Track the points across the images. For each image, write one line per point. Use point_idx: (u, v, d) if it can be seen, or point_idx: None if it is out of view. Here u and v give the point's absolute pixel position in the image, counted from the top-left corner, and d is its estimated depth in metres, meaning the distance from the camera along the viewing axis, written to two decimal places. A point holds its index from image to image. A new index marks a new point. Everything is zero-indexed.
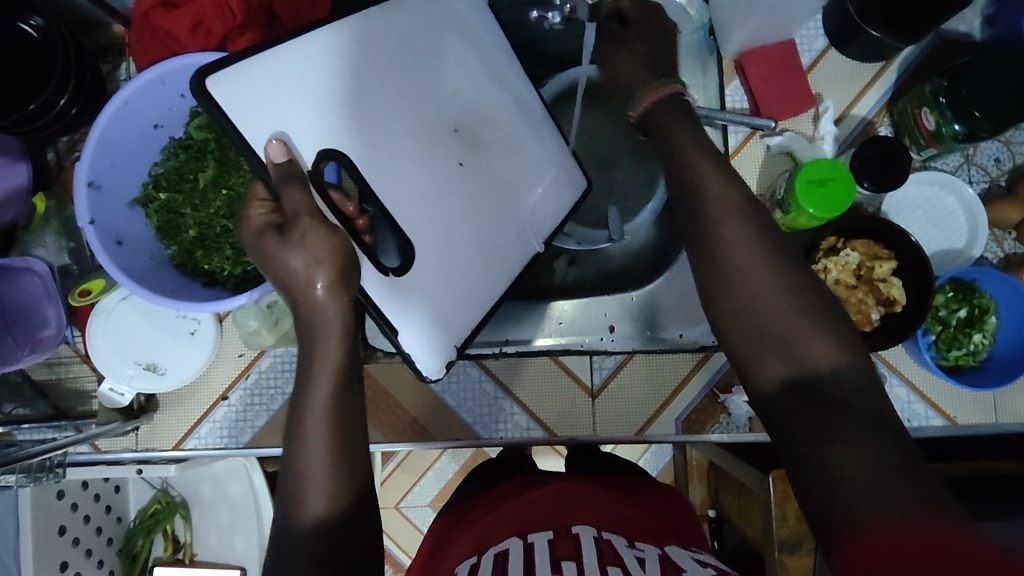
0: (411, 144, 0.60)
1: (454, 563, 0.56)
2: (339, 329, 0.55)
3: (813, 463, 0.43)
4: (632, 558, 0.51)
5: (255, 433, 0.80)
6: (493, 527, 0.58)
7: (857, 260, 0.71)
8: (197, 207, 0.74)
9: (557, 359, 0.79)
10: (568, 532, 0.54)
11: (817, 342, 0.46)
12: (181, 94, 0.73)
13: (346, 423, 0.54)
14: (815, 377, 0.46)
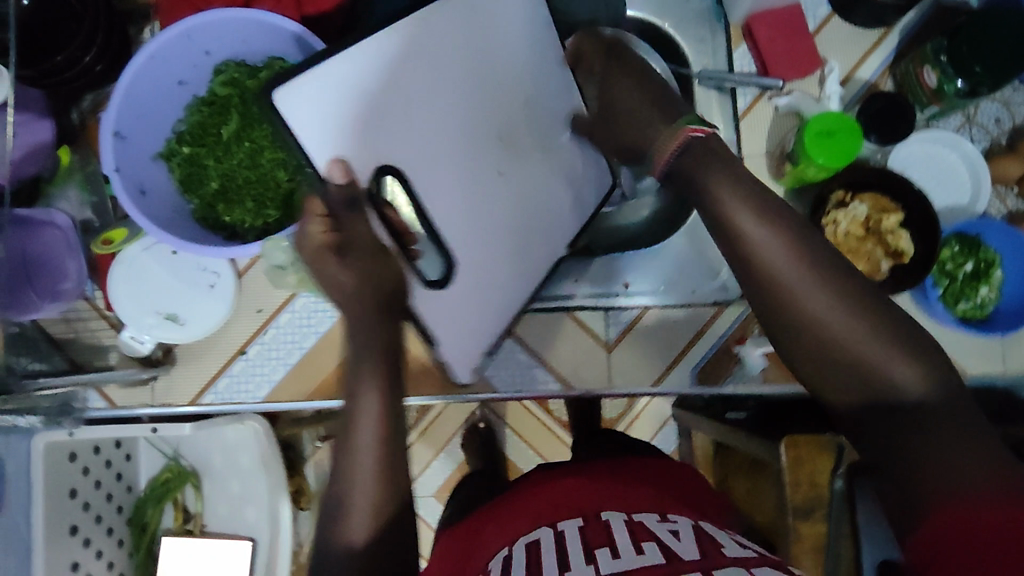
0: (458, 152, 0.64)
1: (489, 552, 0.58)
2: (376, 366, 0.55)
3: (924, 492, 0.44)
4: (666, 532, 0.54)
5: (272, 388, 0.81)
6: (527, 515, 0.61)
7: (865, 212, 0.73)
8: (220, 158, 0.75)
9: (573, 314, 0.80)
10: (599, 518, 0.56)
11: (901, 387, 0.47)
12: (205, 52, 0.75)
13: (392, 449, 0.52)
14: (887, 388, 0.48)
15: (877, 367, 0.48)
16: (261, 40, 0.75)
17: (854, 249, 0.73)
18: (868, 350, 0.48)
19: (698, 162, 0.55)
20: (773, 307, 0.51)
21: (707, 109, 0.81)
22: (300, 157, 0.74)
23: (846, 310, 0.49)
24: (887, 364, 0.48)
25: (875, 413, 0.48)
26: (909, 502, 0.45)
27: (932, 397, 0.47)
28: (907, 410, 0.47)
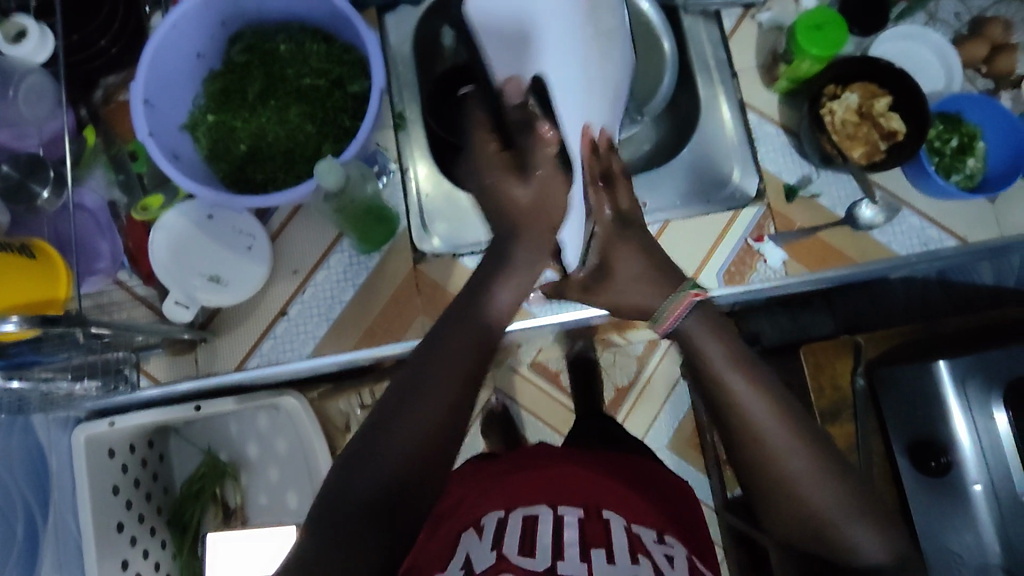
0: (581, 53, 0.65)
1: (484, 509, 0.61)
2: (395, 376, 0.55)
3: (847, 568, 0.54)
4: (660, 557, 0.58)
5: (317, 343, 0.81)
6: (525, 493, 0.62)
7: (857, 100, 0.79)
8: (247, 119, 0.77)
9: None
10: (600, 516, 0.59)
11: (857, 558, 0.54)
12: (220, 21, 0.77)
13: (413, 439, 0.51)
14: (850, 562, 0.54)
15: (844, 532, 0.53)
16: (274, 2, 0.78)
17: (850, 135, 0.79)
18: (846, 530, 0.54)
19: (702, 327, 0.58)
20: (739, 448, 0.56)
21: (697, 34, 0.86)
22: (326, 109, 0.77)
23: (837, 490, 0.53)
24: (861, 538, 0.53)
25: (827, 557, 0.55)
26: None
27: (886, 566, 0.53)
28: (860, 569, 0.54)
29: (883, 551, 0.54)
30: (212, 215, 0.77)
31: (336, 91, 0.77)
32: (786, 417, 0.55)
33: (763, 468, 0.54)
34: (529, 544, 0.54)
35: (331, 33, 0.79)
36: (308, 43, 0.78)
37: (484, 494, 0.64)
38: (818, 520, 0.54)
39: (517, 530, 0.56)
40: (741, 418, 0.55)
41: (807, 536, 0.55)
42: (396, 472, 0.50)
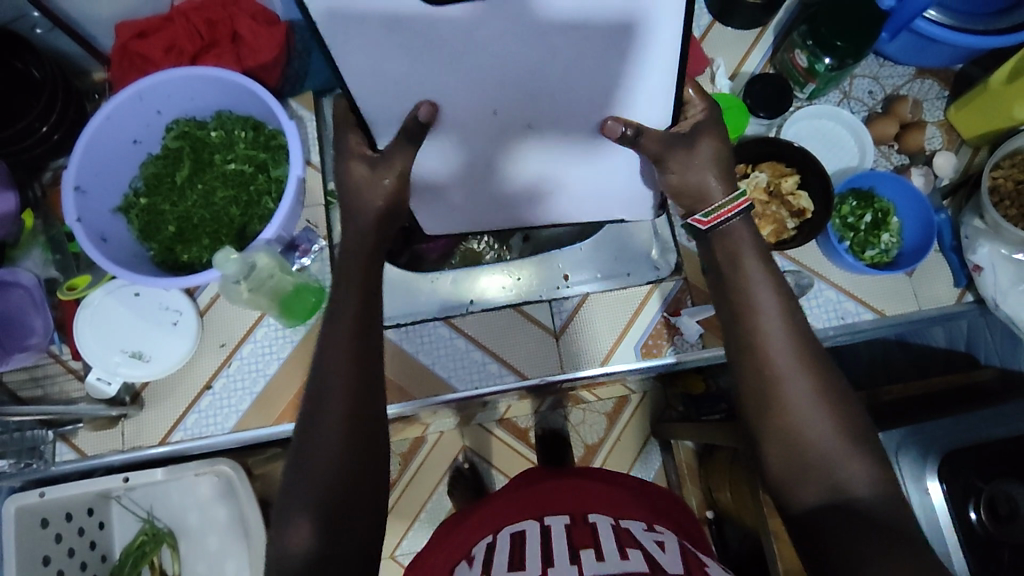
0: (486, 115, 0.55)
1: (477, 540, 0.73)
2: (350, 319, 0.57)
3: (846, 504, 0.52)
4: (652, 543, 0.67)
5: (239, 417, 0.83)
6: (518, 514, 0.75)
7: (766, 178, 0.81)
8: (176, 203, 0.81)
9: (520, 309, 0.86)
10: (587, 521, 0.70)
11: (851, 490, 0.52)
12: (157, 111, 0.82)
13: (333, 373, 0.56)
14: (848, 500, 0.52)
15: (833, 464, 0.53)
16: (207, 94, 0.82)
17: (760, 212, 0.80)
18: (836, 460, 0.53)
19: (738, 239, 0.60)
20: (741, 363, 0.57)
21: None
22: (250, 192, 0.81)
23: (826, 412, 0.54)
24: (851, 471, 0.53)
25: (830, 508, 0.52)
26: (821, 553, 0.52)
27: (879, 502, 0.52)
28: (854, 505, 0.52)
29: (873, 489, 0.52)
30: (138, 292, 0.84)
31: (261, 175, 0.82)
32: (789, 321, 0.57)
33: (764, 391, 0.55)
34: (519, 558, 0.64)
35: (261, 121, 0.83)
36: (237, 131, 0.82)
37: (471, 530, 0.76)
38: (814, 452, 0.53)
39: (509, 547, 0.67)
40: (756, 324, 0.57)
41: (808, 477, 0.53)
42: (343, 403, 0.55)
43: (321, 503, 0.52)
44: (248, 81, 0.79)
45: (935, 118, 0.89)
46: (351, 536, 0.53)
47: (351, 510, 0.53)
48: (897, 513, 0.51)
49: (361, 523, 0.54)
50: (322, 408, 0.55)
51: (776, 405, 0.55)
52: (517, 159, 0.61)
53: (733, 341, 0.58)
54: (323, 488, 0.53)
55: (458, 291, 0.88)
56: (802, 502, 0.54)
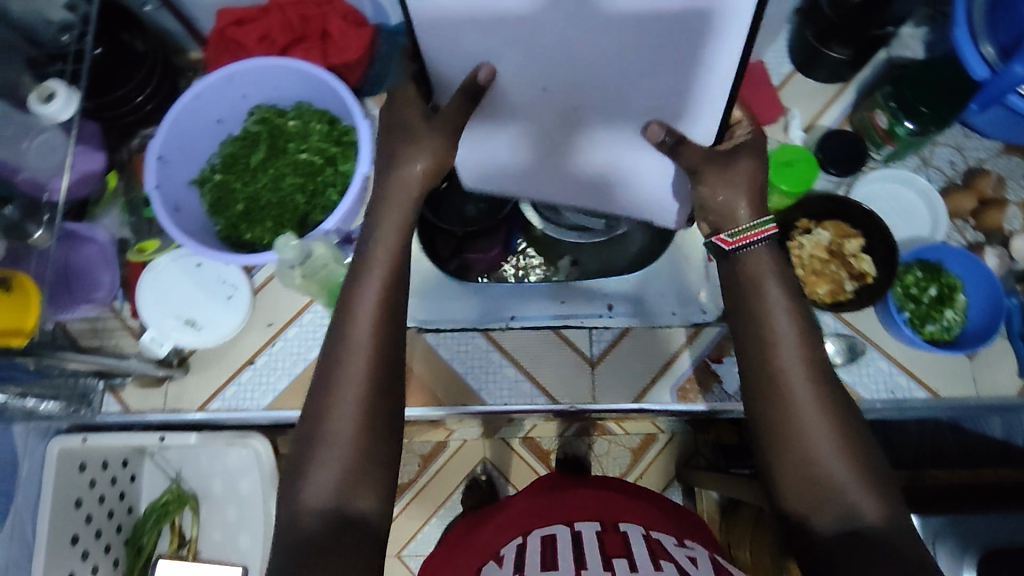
0: (533, 93, 0.56)
1: (502, 542, 0.73)
2: (380, 284, 0.59)
3: (862, 531, 0.51)
4: (684, 557, 0.66)
5: (274, 396, 0.85)
6: (542, 518, 0.75)
7: (828, 237, 0.79)
8: (247, 183, 0.85)
9: (559, 331, 0.85)
10: (617, 529, 0.70)
11: (867, 517, 0.51)
12: (242, 95, 0.86)
13: (356, 342, 0.57)
14: (862, 528, 0.51)
15: (846, 490, 0.52)
16: (290, 85, 0.86)
17: (817, 270, 0.78)
18: (848, 486, 0.52)
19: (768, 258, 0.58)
20: (760, 384, 0.56)
21: None
22: (317, 182, 0.84)
23: (840, 438, 0.53)
24: (864, 498, 0.52)
25: (847, 535, 0.51)
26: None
27: (893, 530, 0.51)
28: (865, 533, 0.51)
29: (886, 518, 0.51)
30: (200, 264, 0.88)
31: (329, 168, 0.85)
32: (805, 345, 0.56)
33: (779, 413, 0.54)
34: (549, 560, 0.64)
35: (337, 117, 0.87)
36: (314, 123, 0.86)
37: (497, 531, 0.76)
38: (827, 477, 0.52)
39: (538, 548, 0.67)
40: (772, 347, 0.56)
41: (824, 504, 0.52)
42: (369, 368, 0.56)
43: (341, 471, 0.54)
44: (328, 75, 0.82)
45: (1018, 198, 0.85)
46: (371, 501, 0.55)
47: (370, 478, 0.55)
48: (910, 541, 0.50)
49: (376, 491, 0.55)
50: (341, 378, 0.56)
51: (795, 429, 0.54)
52: (575, 144, 0.62)
53: (749, 361, 0.57)
54: (344, 456, 0.54)
55: (501, 306, 0.87)
56: (818, 529, 0.52)
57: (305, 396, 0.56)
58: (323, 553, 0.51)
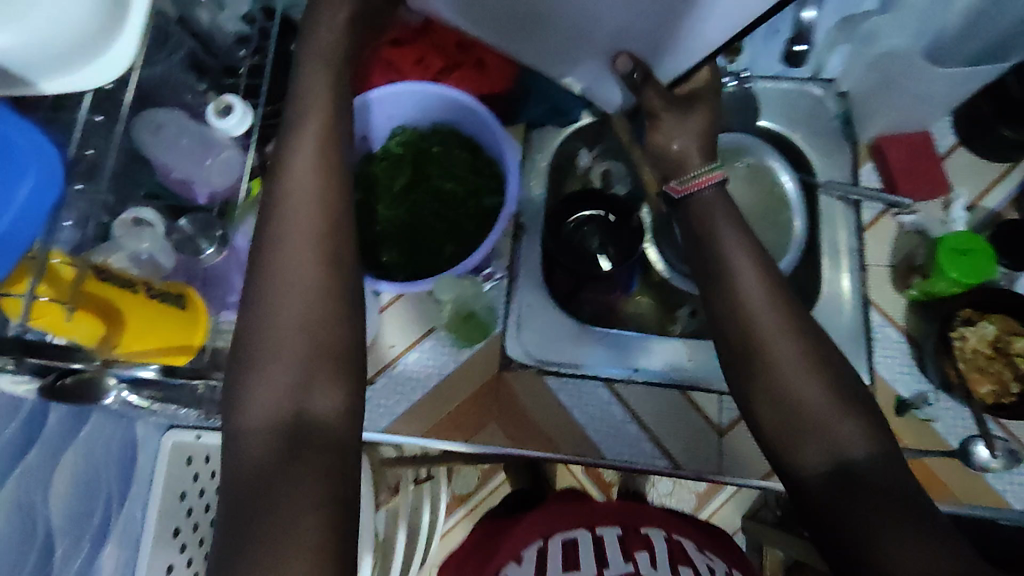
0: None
1: (519, 543, 0.75)
2: (319, 177, 0.61)
3: (847, 461, 0.54)
4: (702, 563, 0.70)
5: (393, 420, 0.85)
6: (559, 519, 0.77)
7: (993, 332, 0.75)
8: (387, 206, 0.85)
9: (687, 394, 0.84)
10: (637, 532, 0.73)
11: (855, 451, 0.54)
12: (388, 115, 0.85)
13: (303, 246, 0.58)
14: (850, 463, 0.53)
15: (830, 425, 0.55)
16: (439, 109, 0.85)
17: (980, 367, 0.75)
18: (833, 421, 0.55)
19: (718, 201, 0.65)
20: (750, 344, 0.59)
21: (832, 218, 0.87)
22: (459, 214, 0.83)
23: (821, 380, 0.57)
24: (845, 430, 0.55)
25: (837, 474, 0.54)
26: (835, 529, 0.53)
27: (876, 459, 0.53)
28: (855, 469, 0.53)
29: (873, 449, 0.54)
30: None
31: (471, 200, 0.84)
32: (774, 296, 0.60)
33: (752, 355, 0.59)
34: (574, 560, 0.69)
35: (480, 144, 0.86)
36: (457, 150, 0.85)
37: (524, 531, 0.77)
38: (808, 415, 0.56)
39: (560, 553, 0.70)
40: (746, 310, 0.60)
41: (818, 447, 0.55)
42: (317, 262, 0.58)
43: (296, 370, 0.55)
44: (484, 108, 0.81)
45: None
46: (328, 400, 0.55)
47: (330, 375, 0.56)
48: (894, 469, 0.53)
49: (339, 388, 0.56)
50: (272, 292, 0.57)
51: (771, 373, 0.58)
52: (535, 33, 0.67)
53: (719, 311, 0.62)
54: (298, 359, 0.55)
55: (626, 354, 0.85)
56: (805, 463, 0.55)
57: (238, 310, 0.58)
58: (269, 462, 0.51)
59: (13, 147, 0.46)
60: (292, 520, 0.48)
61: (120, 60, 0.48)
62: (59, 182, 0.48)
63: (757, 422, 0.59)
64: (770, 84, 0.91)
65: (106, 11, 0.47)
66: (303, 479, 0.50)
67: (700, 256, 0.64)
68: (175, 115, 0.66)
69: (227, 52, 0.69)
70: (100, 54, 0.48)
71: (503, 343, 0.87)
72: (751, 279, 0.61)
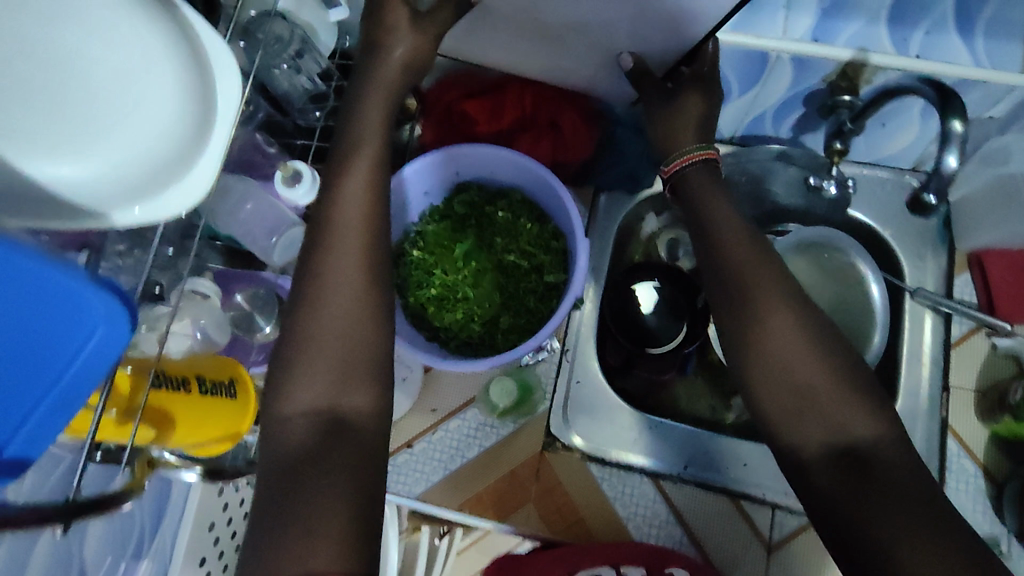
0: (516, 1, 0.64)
1: None
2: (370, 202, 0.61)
3: (851, 443, 0.53)
4: None
5: (428, 487, 0.82)
6: (572, 554, 0.78)
7: None
8: (446, 270, 0.82)
9: (738, 502, 0.80)
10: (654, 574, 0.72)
11: (858, 433, 0.54)
12: (456, 172, 0.82)
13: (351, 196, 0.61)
14: (856, 447, 0.53)
15: (833, 407, 0.55)
16: (508, 171, 0.82)
17: None
18: (833, 405, 0.55)
19: (701, 177, 0.67)
20: (741, 319, 0.60)
21: (918, 327, 0.82)
22: (519, 287, 0.80)
23: (820, 356, 0.57)
24: (851, 415, 0.54)
25: (841, 458, 0.53)
26: (846, 534, 0.52)
27: (886, 444, 0.53)
28: (859, 450, 0.53)
29: (878, 432, 0.54)
30: None
31: (533, 274, 0.81)
32: (773, 274, 0.60)
33: (740, 329, 0.60)
34: None
35: (547, 213, 0.83)
36: (523, 218, 0.81)
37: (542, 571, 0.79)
38: (810, 396, 0.56)
39: None
40: (744, 289, 0.60)
41: (818, 432, 0.55)
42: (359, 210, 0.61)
43: (332, 379, 0.57)
44: (556, 179, 0.78)
45: None
46: (362, 398, 0.57)
47: (363, 378, 0.58)
48: (902, 452, 0.53)
49: (365, 390, 0.57)
50: (313, 304, 0.59)
51: (772, 354, 0.58)
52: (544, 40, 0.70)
53: (718, 282, 0.62)
54: (334, 370, 0.57)
55: (678, 450, 0.82)
56: (807, 448, 0.55)
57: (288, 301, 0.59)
58: (303, 456, 0.53)
59: (78, 301, 0.37)
60: (321, 511, 0.49)
61: (199, 183, 0.40)
62: (126, 342, 0.38)
63: (759, 405, 0.58)
64: (867, 171, 0.86)
65: (187, 132, 0.40)
66: (336, 475, 0.52)
67: (698, 233, 0.65)
68: (243, 181, 0.63)
69: (303, 113, 0.67)
70: (175, 179, 0.39)
71: (550, 423, 0.84)
72: (746, 256, 0.61)
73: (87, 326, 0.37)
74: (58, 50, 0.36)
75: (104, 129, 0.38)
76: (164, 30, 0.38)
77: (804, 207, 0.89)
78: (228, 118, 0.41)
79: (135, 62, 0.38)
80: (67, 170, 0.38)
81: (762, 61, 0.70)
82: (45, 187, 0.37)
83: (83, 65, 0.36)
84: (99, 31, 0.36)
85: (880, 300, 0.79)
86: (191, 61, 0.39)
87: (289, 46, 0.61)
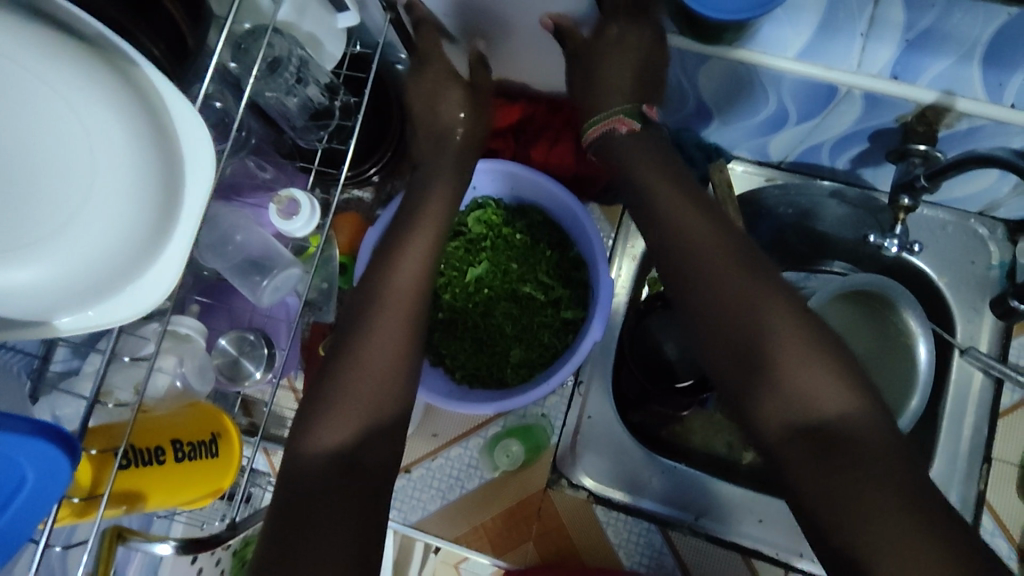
0: None
1: None
2: None
3: (817, 419, 0.48)
4: None
5: (424, 516, 0.78)
6: None
7: None
8: (456, 295, 0.75)
9: (748, 559, 0.76)
10: None
11: (823, 408, 0.48)
12: (474, 186, 0.77)
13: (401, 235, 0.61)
14: (821, 422, 0.48)
15: (791, 375, 0.49)
16: (529, 189, 0.75)
17: None
18: (790, 374, 0.49)
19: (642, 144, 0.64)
20: (688, 286, 0.56)
21: (964, 392, 0.75)
22: (533, 320, 0.74)
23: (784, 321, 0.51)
24: (814, 383, 0.49)
25: (805, 436, 0.48)
26: (813, 518, 0.47)
27: (858, 419, 0.47)
28: (825, 427, 0.48)
29: (846, 403, 0.48)
30: (325, 284, 0.70)
31: (550, 308, 0.74)
32: (723, 242, 0.56)
33: (692, 299, 0.55)
34: None
35: (569, 239, 0.76)
36: (542, 243, 0.75)
37: None
38: (772, 363, 0.50)
39: None
40: (690, 257, 0.56)
41: (776, 408, 0.50)
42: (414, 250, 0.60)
43: (351, 428, 0.52)
44: (581, 205, 0.70)
45: None
46: (378, 449, 0.53)
47: (388, 432, 0.54)
48: (875, 431, 0.47)
49: (389, 441, 0.54)
50: (351, 353, 0.56)
51: (719, 326, 0.53)
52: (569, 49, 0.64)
53: (665, 242, 0.58)
54: (359, 420, 0.53)
55: (690, 496, 0.78)
56: (769, 427, 0.50)
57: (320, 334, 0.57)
58: (304, 491, 0.49)
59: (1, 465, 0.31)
60: (323, 538, 0.47)
61: (164, 280, 0.38)
62: (64, 485, 0.33)
63: (721, 381, 0.54)
64: (927, 212, 0.78)
65: (150, 221, 0.37)
66: (348, 513, 0.48)
67: (641, 192, 0.61)
68: (233, 210, 0.57)
69: (305, 133, 0.61)
70: (142, 270, 0.38)
71: (558, 457, 0.79)
72: (699, 225, 0.57)
73: (13, 486, 0.32)
74: (37, 169, 0.34)
75: (71, 222, 0.35)
76: (139, 133, 0.35)
77: (848, 243, 0.83)
78: (199, 203, 0.37)
79: (86, 158, 0.35)
80: (27, 274, 0.36)
81: (830, 93, 0.61)
82: (14, 292, 0.36)
83: (25, 161, 0.34)
84: (46, 122, 0.34)
85: (925, 365, 0.73)
86: (159, 151, 0.36)
87: (288, 67, 0.53)
